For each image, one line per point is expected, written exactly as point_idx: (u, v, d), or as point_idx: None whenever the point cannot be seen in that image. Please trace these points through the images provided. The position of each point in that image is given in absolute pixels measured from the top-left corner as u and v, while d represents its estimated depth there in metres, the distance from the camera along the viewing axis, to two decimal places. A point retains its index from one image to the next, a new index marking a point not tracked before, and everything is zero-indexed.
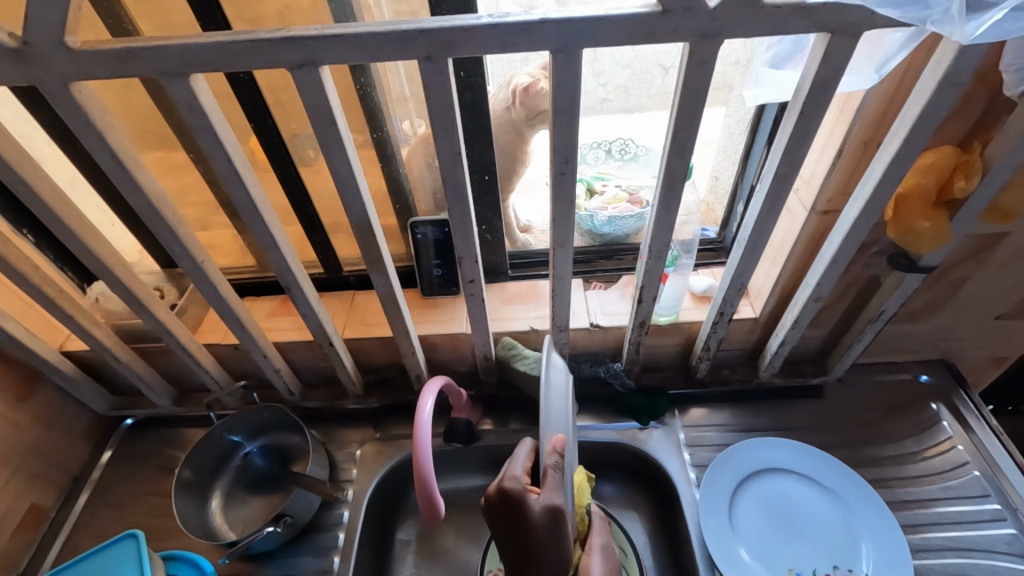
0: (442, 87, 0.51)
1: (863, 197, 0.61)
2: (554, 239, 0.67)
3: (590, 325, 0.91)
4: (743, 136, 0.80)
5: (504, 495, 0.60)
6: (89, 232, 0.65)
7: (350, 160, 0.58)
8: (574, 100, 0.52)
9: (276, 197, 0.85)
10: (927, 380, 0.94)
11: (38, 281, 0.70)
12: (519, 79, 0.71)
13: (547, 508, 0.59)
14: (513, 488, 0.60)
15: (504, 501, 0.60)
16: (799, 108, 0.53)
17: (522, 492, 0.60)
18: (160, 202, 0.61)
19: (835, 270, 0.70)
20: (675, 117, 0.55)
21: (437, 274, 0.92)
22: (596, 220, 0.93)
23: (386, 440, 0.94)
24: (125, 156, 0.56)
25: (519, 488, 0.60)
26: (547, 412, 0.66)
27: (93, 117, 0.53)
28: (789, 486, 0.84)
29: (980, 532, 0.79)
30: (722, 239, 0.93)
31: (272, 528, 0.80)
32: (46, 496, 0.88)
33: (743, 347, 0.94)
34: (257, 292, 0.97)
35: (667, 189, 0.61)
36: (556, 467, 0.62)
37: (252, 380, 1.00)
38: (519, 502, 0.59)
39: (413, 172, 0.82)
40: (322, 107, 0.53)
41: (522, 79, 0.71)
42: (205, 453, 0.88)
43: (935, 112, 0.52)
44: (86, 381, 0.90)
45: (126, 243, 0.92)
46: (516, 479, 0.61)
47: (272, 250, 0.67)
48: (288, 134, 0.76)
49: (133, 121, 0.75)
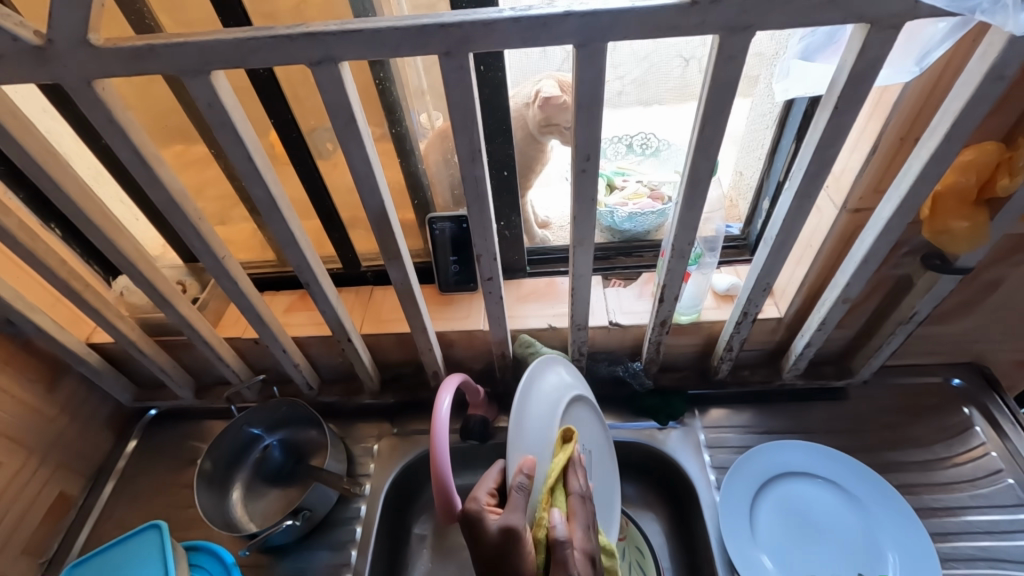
0: (462, 82, 0.50)
1: (899, 195, 0.59)
2: (573, 236, 0.66)
3: (608, 323, 0.90)
4: (770, 130, 0.78)
5: (464, 514, 0.60)
6: (112, 228, 0.66)
7: (368, 156, 0.57)
8: (597, 94, 0.51)
9: (295, 191, 0.85)
10: (959, 383, 0.91)
11: (63, 276, 0.71)
12: (544, 85, 0.71)
13: (502, 528, 0.57)
14: (473, 507, 0.60)
15: (465, 522, 0.60)
16: (832, 103, 0.51)
17: (480, 509, 0.60)
18: (181, 198, 0.61)
19: (864, 270, 0.68)
20: (701, 112, 0.53)
21: (454, 270, 0.92)
22: (616, 216, 0.92)
23: (403, 436, 0.94)
24: (147, 153, 0.57)
25: (478, 507, 0.60)
26: (519, 430, 0.64)
27: (116, 114, 0.53)
28: (813, 490, 0.83)
29: (1012, 542, 0.76)
30: (746, 235, 0.91)
31: (290, 521, 0.81)
32: (74, 484, 0.90)
33: (766, 347, 0.92)
34: (276, 286, 0.98)
35: (691, 186, 0.59)
36: (521, 487, 0.59)
37: (271, 374, 1.01)
38: (478, 518, 0.59)
39: (430, 166, 0.82)
40: (340, 103, 0.52)
41: (546, 88, 0.71)
42: (227, 445, 0.89)
43: (980, 106, 0.49)
44: (112, 373, 0.92)
45: (149, 238, 0.93)
46: (480, 501, 0.61)
47: (291, 247, 0.67)
48: (307, 129, 0.76)
49: (155, 117, 0.75)
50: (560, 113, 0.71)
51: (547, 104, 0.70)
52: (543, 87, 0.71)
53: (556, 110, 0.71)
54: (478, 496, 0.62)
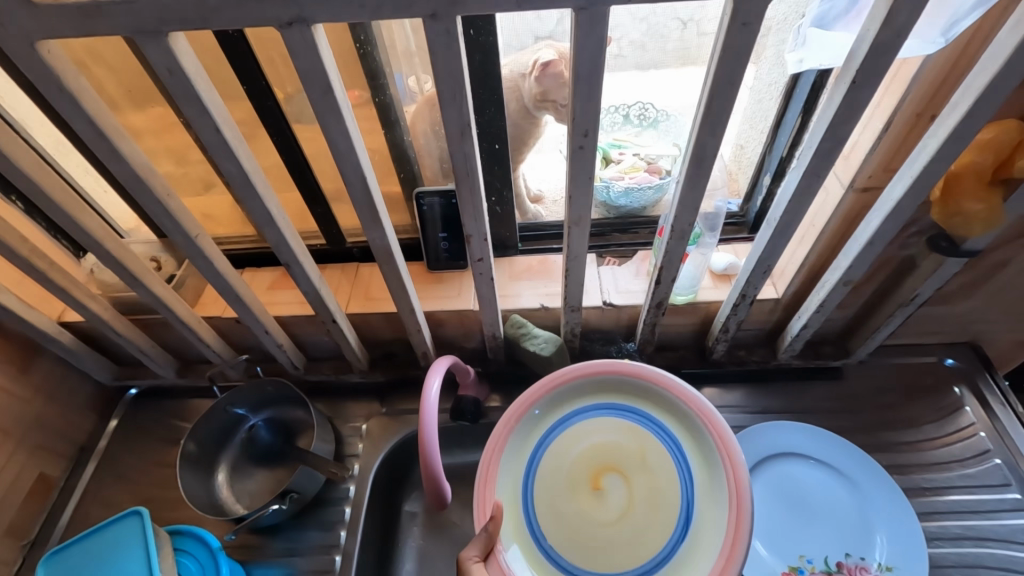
0: (449, 47, 0.45)
1: (911, 176, 0.56)
2: (569, 216, 0.62)
3: (603, 303, 0.87)
4: (775, 102, 0.74)
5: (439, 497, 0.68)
6: (75, 204, 0.61)
7: (348, 129, 0.53)
8: (597, 66, 0.46)
9: (273, 163, 0.80)
10: (953, 363, 0.89)
11: (27, 254, 0.66)
12: (543, 53, 0.69)
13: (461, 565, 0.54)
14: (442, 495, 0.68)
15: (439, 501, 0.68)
16: (850, 76, 0.47)
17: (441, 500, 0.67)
18: (147, 173, 0.56)
19: (870, 252, 0.65)
20: (709, 83, 0.48)
21: (444, 247, 0.88)
22: (611, 191, 0.88)
23: (392, 415, 0.93)
24: (105, 124, 0.51)
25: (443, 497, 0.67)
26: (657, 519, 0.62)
27: (65, 81, 0.47)
28: (805, 472, 0.82)
29: (999, 521, 0.77)
30: (745, 213, 0.88)
31: (277, 505, 0.79)
32: (53, 466, 0.88)
33: (763, 326, 0.90)
34: (257, 262, 0.94)
35: (695, 164, 0.56)
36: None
37: (256, 353, 0.99)
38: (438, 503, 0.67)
39: (417, 138, 0.77)
40: (316, 70, 0.47)
41: (545, 55, 0.69)
42: (211, 425, 0.87)
43: (1008, 83, 0.46)
44: (88, 353, 0.88)
45: (120, 211, 0.87)
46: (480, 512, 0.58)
47: (268, 224, 0.63)
48: (283, 96, 0.71)
49: (117, 79, 0.70)
50: (556, 85, 0.70)
51: (544, 71, 0.69)
52: (541, 55, 0.69)
53: (554, 83, 0.70)
54: (466, 558, 0.54)
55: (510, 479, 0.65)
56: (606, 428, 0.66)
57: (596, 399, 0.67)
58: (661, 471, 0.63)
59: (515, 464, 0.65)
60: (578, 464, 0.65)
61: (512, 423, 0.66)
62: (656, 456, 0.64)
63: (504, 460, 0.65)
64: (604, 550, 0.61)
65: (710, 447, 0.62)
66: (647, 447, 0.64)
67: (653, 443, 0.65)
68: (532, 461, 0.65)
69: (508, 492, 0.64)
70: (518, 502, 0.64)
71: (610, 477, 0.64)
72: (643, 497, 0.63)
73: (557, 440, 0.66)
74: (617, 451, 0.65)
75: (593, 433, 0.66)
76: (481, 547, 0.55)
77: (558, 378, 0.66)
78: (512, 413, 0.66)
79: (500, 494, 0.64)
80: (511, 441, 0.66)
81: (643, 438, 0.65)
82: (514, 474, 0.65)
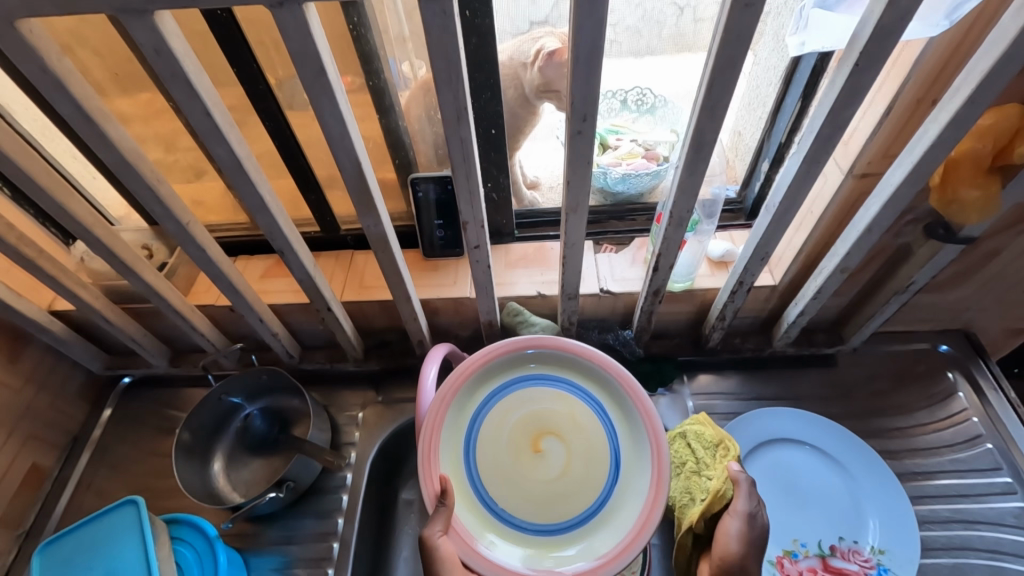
0: (445, 28, 0.44)
1: (910, 161, 0.55)
2: (566, 203, 0.62)
3: (600, 291, 0.87)
4: (774, 86, 0.73)
5: None
6: (61, 189, 0.59)
7: (341, 113, 0.51)
8: (597, 47, 0.45)
9: (265, 149, 0.79)
10: (946, 349, 0.90)
11: (13, 241, 0.64)
12: (546, 41, 0.69)
13: (423, 540, 0.58)
14: None
15: None
16: (853, 60, 0.46)
17: None
18: (135, 158, 0.55)
19: (868, 238, 0.65)
20: (709, 68, 0.47)
21: (439, 235, 0.87)
22: (608, 177, 0.87)
23: (388, 403, 0.93)
24: (91, 107, 0.50)
25: None
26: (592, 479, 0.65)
27: (49, 62, 0.46)
28: (799, 457, 0.83)
29: (987, 504, 0.79)
30: (742, 199, 0.87)
31: (274, 493, 0.79)
32: (46, 456, 0.87)
33: (758, 313, 0.90)
34: (249, 250, 0.93)
35: (694, 150, 0.55)
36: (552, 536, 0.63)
37: (250, 341, 0.98)
38: None
39: (412, 123, 0.76)
40: (308, 52, 0.46)
41: (550, 44, 0.69)
42: (205, 414, 0.86)
43: (1011, 67, 0.45)
44: (79, 342, 0.87)
45: (109, 198, 0.86)
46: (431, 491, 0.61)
47: (261, 211, 0.62)
48: (275, 80, 0.70)
49: (102, 63, 0.68)
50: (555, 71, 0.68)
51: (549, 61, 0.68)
52: (545, 44, 0.69)
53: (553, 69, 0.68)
54: (432, 534, 0.59)
55: (452, 451, 0.65)
56: (538, 393, 0.68)
57: (524, 367, 0.69)
58: (591, 430, 0.66)
59: (454, 435, 0.66)
60: (516, 428, 0.66)
61: (447, 398, 0.65)
62: (586, 418, 0.67)
63: (444, 437, 0.65)
64: (548, 503, 0.64)
65: (627, 399, 0.66)
66: (577, 405, 0.67)
67: (581, 404, 0.67)
68: (469, 432, 0.66)
69: (453, 464, 0.65)
70: (462, 472, 0.65)
71: (545, 437, 0.66)
72: (578, 452, 0.66)
73: (492, 408, 0.67)
74: (549, 415, 0.67)
75: (526, 400, 0.67)
76: (444, 521, 0.59)
77: (490, 351, 0.67)
78: (445, 388, 0.66)
79: (445, 466, 0.64)
80: (448, 415, 0.66)
81: (574, 402, 0.67)
82: (454, 445, 0.65)
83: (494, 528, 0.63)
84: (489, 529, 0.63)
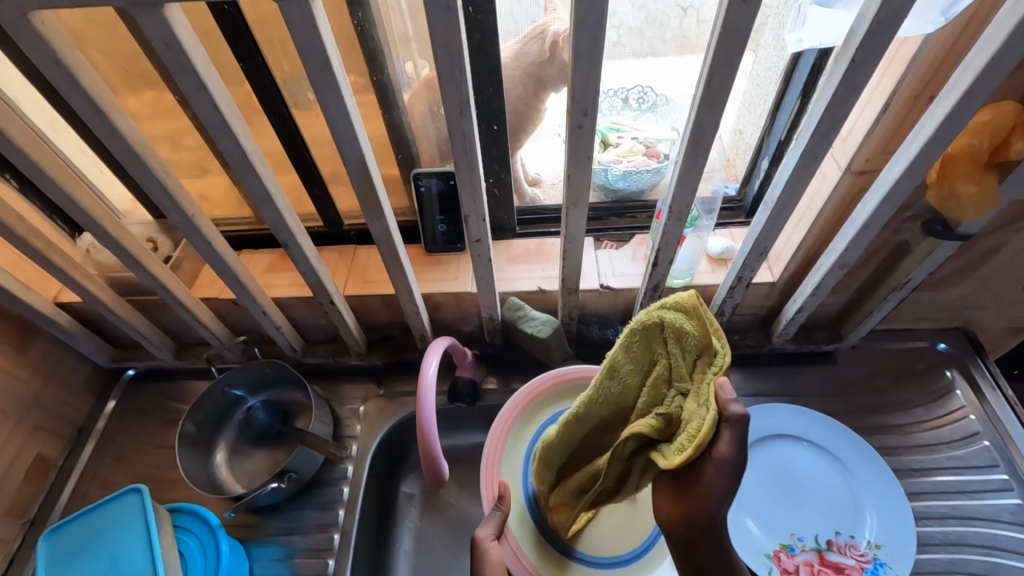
0: (448, 23, 0.44)
1: (907, 158, 0.56)
2: (567, 197, 0.62)
3: (600, 287, 0.87)
4: (775, 85, 0.74)
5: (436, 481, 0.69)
6: (70, 180, 0.60)
7: (346, 106, 0.52)
8: (598, 44, 0.46)
9: (270, 144, 0.79)
10: (945, 348, 0.90)
11: (22, 232, 0.65)
12: (551, 21, 0.68)
13: (474, 539, 0.63)
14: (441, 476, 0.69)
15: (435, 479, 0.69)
16: (850, 56, 0.47)
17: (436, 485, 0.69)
18: (143, 149, 0.56)
19: (866, 234, 0.66)
20: (709, 64, 0.48)
21: (442, 230, 0.88)
22: (610, 174, 0.88)
23: (389, 397, 0.94)
24: (101, 99, 0.51)
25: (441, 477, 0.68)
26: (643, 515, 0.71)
27: (61, 55, 0.47)
28: (798, 454, 0.83)
29: (984, 501, 0.79)
30: (742, 197, 0.89)
31: (276, 484, 0.80)
32: (53, 446, 0.88)
33: (757, 311, 0.91)
34: (254, 244, 0.94)
35: (694, 144, 0.56)
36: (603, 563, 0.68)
37: (253, 334, 0.99)
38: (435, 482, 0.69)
39: (415, 120, 0.77)
40: (314, 45, 0.47)
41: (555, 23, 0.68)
42: (209, 406, 0.87)
43: (1006, 64, 0.46)
44: (85, 334, 0.88)
45: (116, 193, 0.87)
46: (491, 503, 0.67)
47: (266, 203, 0.63)
48: (281, 77, 0.70)
49: (110, 59, 0.69)
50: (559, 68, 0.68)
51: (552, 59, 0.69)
52: (551, 23, 0.68)
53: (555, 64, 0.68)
54: (483, 536, 0.63)
55: (513, 463, 0.73)
56: None
57: None
58: None
59: (517, 451, 0.74)
60: None
61: (518, 408, 0.75)
62: None
63: (508, 451, 0.73)
64: (601, 533, 0.70)
65: None
66: None
67: None
68: (531, 451, 0.74)
69: (511, 475, 0.72)
70: (521, 490, 0.71)
71: None
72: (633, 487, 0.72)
73: None
74: None
75: None
76: (495, 526, 0.64)
77: (559, 375, 0.76)
78: (519, 399, 0.75)
79: (503, 476, 0.72)
80: (515, 425, 0.75)
81: None
82: (516, 461, 0.73)
83: (549, 551, 0.68)
84: (535, 547, 0.68)
